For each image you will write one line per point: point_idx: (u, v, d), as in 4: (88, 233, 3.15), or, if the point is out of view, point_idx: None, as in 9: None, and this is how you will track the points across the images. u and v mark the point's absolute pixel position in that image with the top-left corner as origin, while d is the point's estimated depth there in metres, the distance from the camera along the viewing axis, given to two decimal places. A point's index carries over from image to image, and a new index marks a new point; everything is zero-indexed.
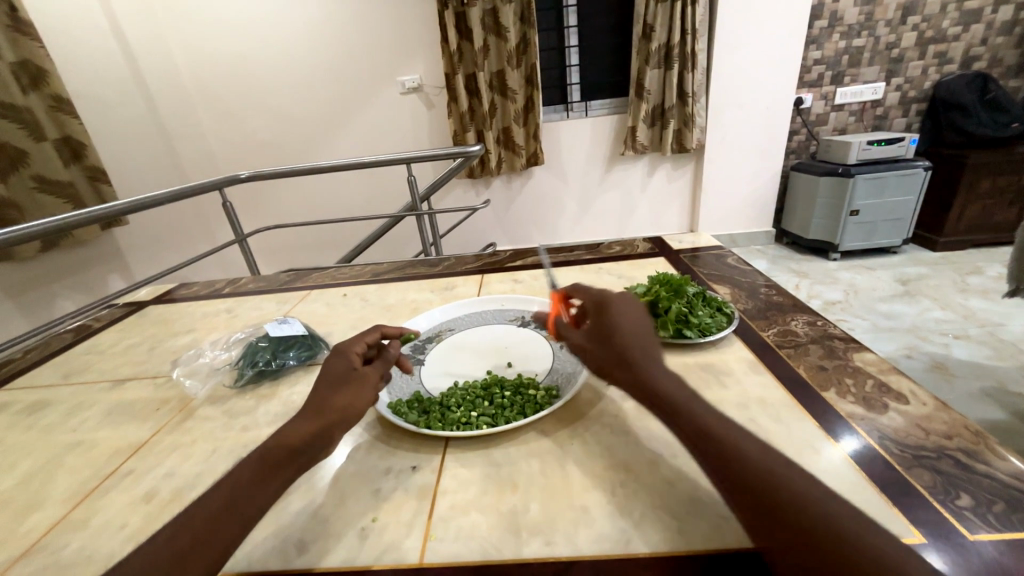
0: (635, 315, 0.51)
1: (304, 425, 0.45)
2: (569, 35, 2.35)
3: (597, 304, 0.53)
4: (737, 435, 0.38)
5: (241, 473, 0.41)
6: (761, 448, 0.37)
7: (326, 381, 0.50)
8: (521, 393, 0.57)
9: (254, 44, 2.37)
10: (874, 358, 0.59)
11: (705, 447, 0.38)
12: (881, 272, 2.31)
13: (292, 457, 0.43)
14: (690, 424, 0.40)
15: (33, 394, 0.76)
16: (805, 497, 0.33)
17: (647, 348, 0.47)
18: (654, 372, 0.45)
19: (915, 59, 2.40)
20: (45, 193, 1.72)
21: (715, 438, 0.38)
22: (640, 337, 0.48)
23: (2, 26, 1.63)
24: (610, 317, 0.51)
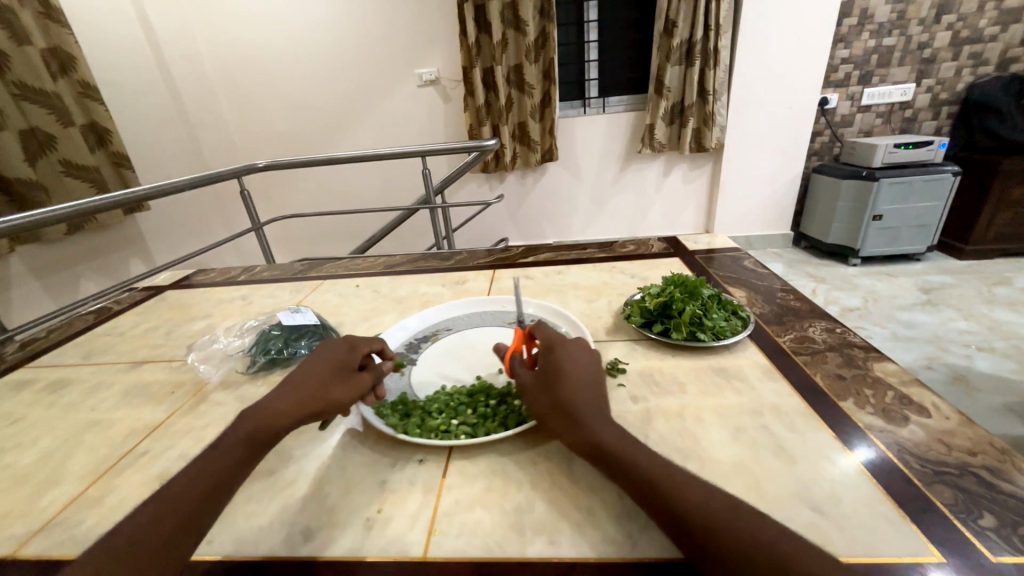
0: (586, 363, 0.50)
1: (292, 411, 0.46)
2: (590, 29, 2.31)
3: (546, 347, 0.53)
4: (686, 485, 0.37)
5: (223, 452, 0.42)
6: (712, 497, 0.36)
7: (329, 369, 0.51)
8: (506, 402, 0.55)
9: (275, 34, 2.39)
10: (895, 368, 0.57)
11: (659, 507, 0.37)
12: (902, 280, 2.25)
13: (271, 439, 0.45)
14: (639, 483, 0.39)
15: (55, 373, 0.78)
16: (764, 549, 0.32)
17: (595, 397, 0.46)
18: (602, 424, 0.44)
19: (948, 60, 2.31)
20: (73, 177, 1.76)
21: (664, 488, 0.37)
22: (588, 385, 0.47)
23: (35, 13, 1.67)
24: (559, 362, 0.50)
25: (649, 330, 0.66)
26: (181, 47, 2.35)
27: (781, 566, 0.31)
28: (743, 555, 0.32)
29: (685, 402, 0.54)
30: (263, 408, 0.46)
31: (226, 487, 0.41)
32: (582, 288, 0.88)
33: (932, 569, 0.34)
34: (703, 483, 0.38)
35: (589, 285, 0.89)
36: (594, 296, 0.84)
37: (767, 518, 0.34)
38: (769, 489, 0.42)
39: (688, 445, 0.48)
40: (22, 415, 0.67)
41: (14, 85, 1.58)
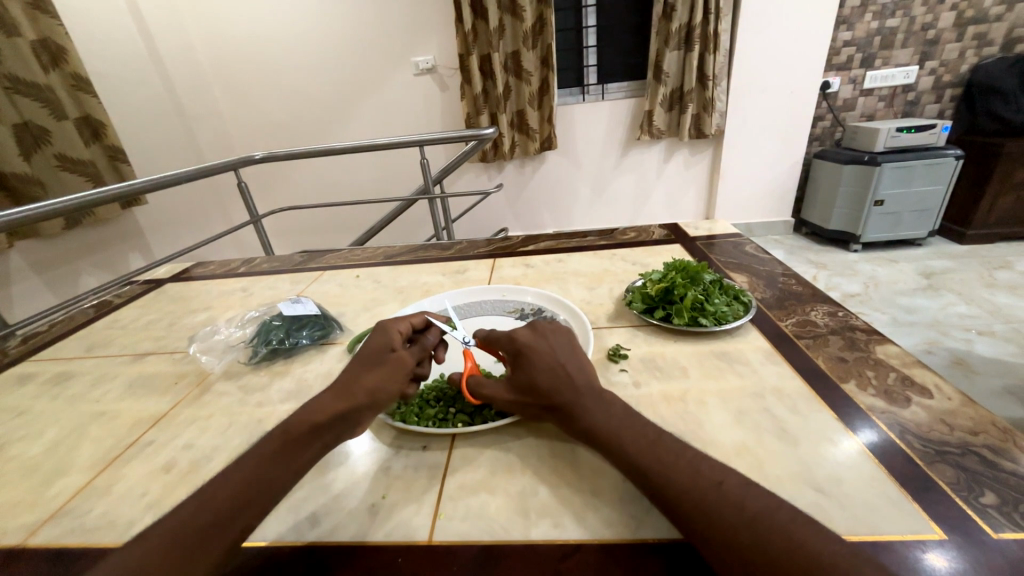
0: (556, 352, 0.49)
1: (331, 402, 0.45)
2: (587, 14, 2.28)
3: (510, 351, 0.50)
4: (677, 464, 0.38)
5: (264, 450, 0.42)
6: (702, 475, 0.36)
7: (363, 359, 0.49)
8: None
9: (268, 24, 2.35)
10: (897, 350, 0.57)
11: (651, 489, 0.37)
12: (904, 265, 2.25)
13: (307, 434, 0.43)
14: (631, 465, 0.39)
15: (58, 365, 0.79)
16: (754, 526, 0.32)
17: (580, 385, 0.46)
18: (593, 410, 0.44)
19: (951, 41, 2.28)
20: (69, 171, 1.75)
21: (655, 469, 0.38)
22: (565, 376, 0.46)
23: (23, 4, 1.64)
24: (529, 367, 0.48)
25: (651, 316, 0.66)
26: (173, 38, 2.32)
27: (770, 542, 0.31)
28: (732, 533, 0.32)
29: (687, 387, 0.54)
30: (308, 406, 0.45)
31: (270, 485, 0.40)
32: (583, 275, 0.87)
33: (934, 546, 0.34)
34: (695, 459, 0.38)
35: (590, 272, 0.88)
36: (595, 284, 0.83)
37: (759, 493, 0.34)
38: (771, 469, 0.42)
39: (690, 428, 0.48)
40: (27, 407, 0.68)
41: (6, 78, 1.56)
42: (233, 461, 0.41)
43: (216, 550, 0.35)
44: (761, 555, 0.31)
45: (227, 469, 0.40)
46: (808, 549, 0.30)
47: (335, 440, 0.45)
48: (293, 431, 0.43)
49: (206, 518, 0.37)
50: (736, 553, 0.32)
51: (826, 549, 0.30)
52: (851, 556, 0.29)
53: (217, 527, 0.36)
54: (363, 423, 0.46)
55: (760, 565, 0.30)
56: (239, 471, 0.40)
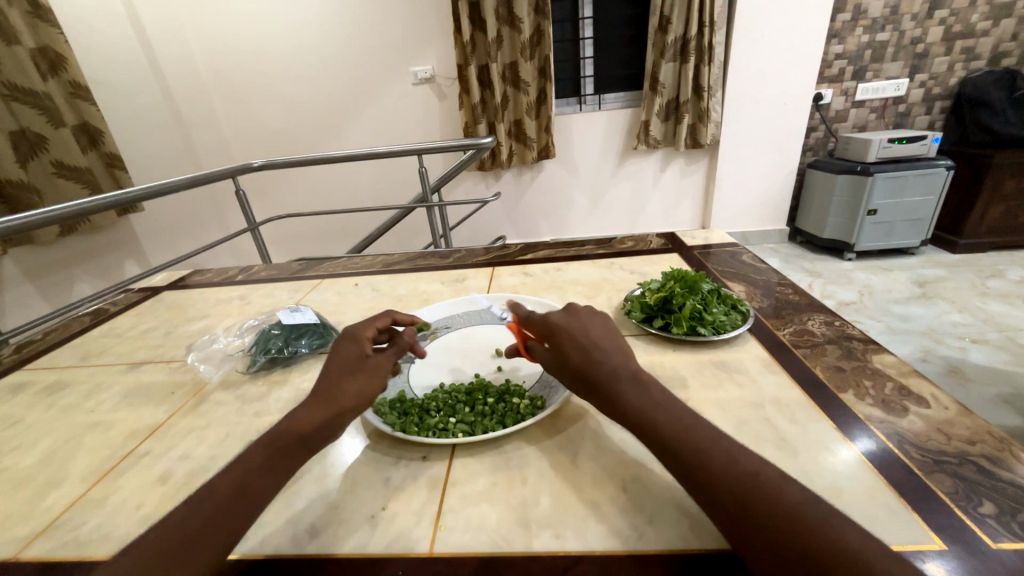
0: (588, 331, 0.50)
1: (314, 411, 0.46)
2: (584, 26, 2.31)
3: (546, 333, 0.52)
4: (714, 452, 0.38)
5: (254, 458, 0.42)
6: (739, 466, 0.36)
7: (336, 367, 0.50)
8: (504, 400, 0.55)
9: (269, 34, 2.37)
10: (894, 359, 0.57)
11: (684, 474, 0.38)
12: (898, 274, 2.27)
13: (296, 442, 0.43)
14: (664, 452, 0.39)
15: (53, 374, 0.78)
16: (792, 519, 0.32)
17: (615, 364, 0.46)
18: (628, 391, 0.44)
19: (941, 55, 2.33)
20: (65, 178, 1.74)
21: (694, 458, 0.38)
22: (598, 353, 0.47)
23: (23, 12, 1.65)
24: (564, 348, 0.49)
25: (650, 325, 0.67)
26: (172, 46, 2.33)
27: (810, 536, 0.31)
28: (770, 524, 0.33)
29: (687, 396, 0.55)
30: (293, 415, 0.46)
31: (259, 492, 0.40)
32: (581, 284, 0.88)
33: (934, 555, 0.34)
34: (732, 450, 0.38)
35: (589, 281, 0.89)
36: (594, 293, 0.84)
37: (795, 487, 0.35)
38: None
39: None
40: (20, 417, 0.67)
41: (4, 85, 1.57)
42: (224, 469, 0.41)
43: (209, 553, 0.35)
44: (799, 547, 0.31)
45: (215, 478, 0.40)
46: (845, 545, 0.30)
47: (323, 446, 0.45)
48: (281, 439, 0.43)
49: (197, 524, 0.37)
50: (772, 543, 0.32)
51: (864, 547, 0.30)
52: (887, 556, 0.30)
53: (209, 533, 0.36)
54: (349, 428, 0.47)
55: (798, 556, 0.31)
56: (228, 479, 0.40)
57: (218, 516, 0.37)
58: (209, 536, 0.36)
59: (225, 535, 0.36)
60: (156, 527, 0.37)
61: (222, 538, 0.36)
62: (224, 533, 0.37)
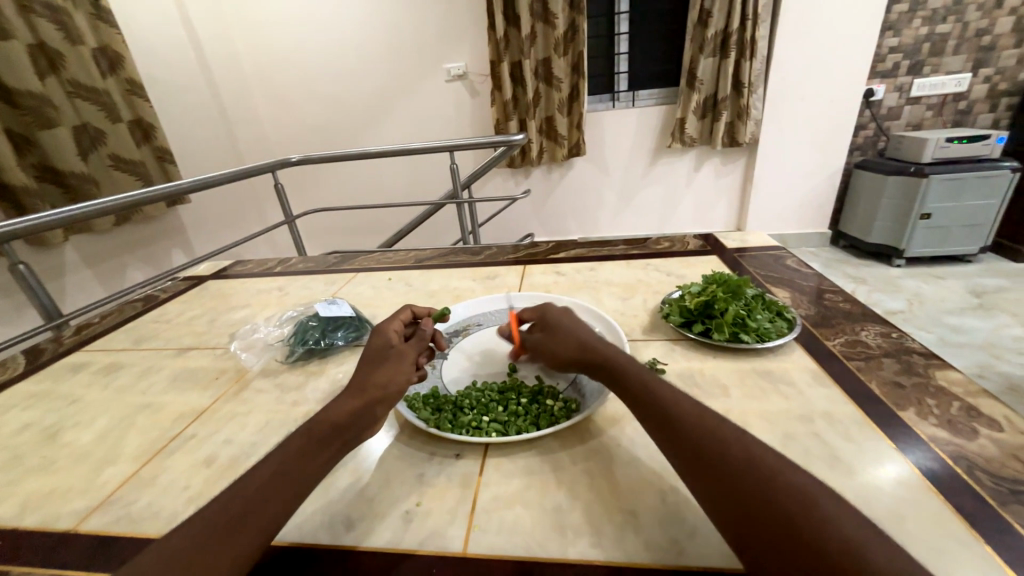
0: (581, 325, 0.54)
1: (349, 401, 0.47)
2: (620, 21, 2.26)
3: (542, 325, 0.56)
4: (725, 434, 0.38)
5: (292, 448, 0.42)
6: (790, 472, 0.34)
7: (365, 358, 0.52)
8: (538, 401, 0.54)
9: (307, 32, 2.44)
10: (959, 377, 0.53)
11: (701, 445, 0.37)
12: (952, 282, 2.12)
13: (331, 433, 0.44)
14: (670, 429, 0.40)
15: (108, 356, 0.83)
16: (789, 493, 0.32)
17: (610, 349, 0.50)
18: (629, 368, 0.47)
19: (1009, 48, 2.16)
20: (121, 171, 1.85)
21: (740, 455, 0.35)
22: (594, 342, 0.51)
23: (86, 14, 1.75)
24: (558, 335, 0.53)
25: (688, 330, 0.65)
26: (217, 45, 2.42)
27: (806, 511, 0.31)
28: (766, 496, 0.32)
29: (728, 406, 0.52)
30: (329, 406, 0.46)
31: (299, 481, 0.40)
32: (615, 285, 0.86)
33: None
34: (776, 454, 0.36)
35: (622, 282, 0.87)
36: (629, 294, 0.82)
37: (797, 469, 0.34)
38: None
39: None
40: (79, 395, 0.71)
41: (69, 83, 1.67)
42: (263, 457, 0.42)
43: (249, 541, 0.36)
44: (793, 525, 0.30)
45: (256, 465, 0.41)
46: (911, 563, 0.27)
47: (356, 438, 0.46)
48: (317, 429, 0.44)
49: (237, 510, 0.37)
50: (765, 515, 0.32)
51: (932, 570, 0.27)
52: None
53: (249, 519, 0.37)
54: (381, 419, 0.48)
55: (790, 533, 0.30)
56: (266, 467, 0.41)
57: (255, 504, 0.38)
58: (246, 525, 0.36)
59: (264, 523, 0.37)
60: (199, 511, 0.38)
61: (258, 529, 0.36)
62: (261, 522, 0.37)
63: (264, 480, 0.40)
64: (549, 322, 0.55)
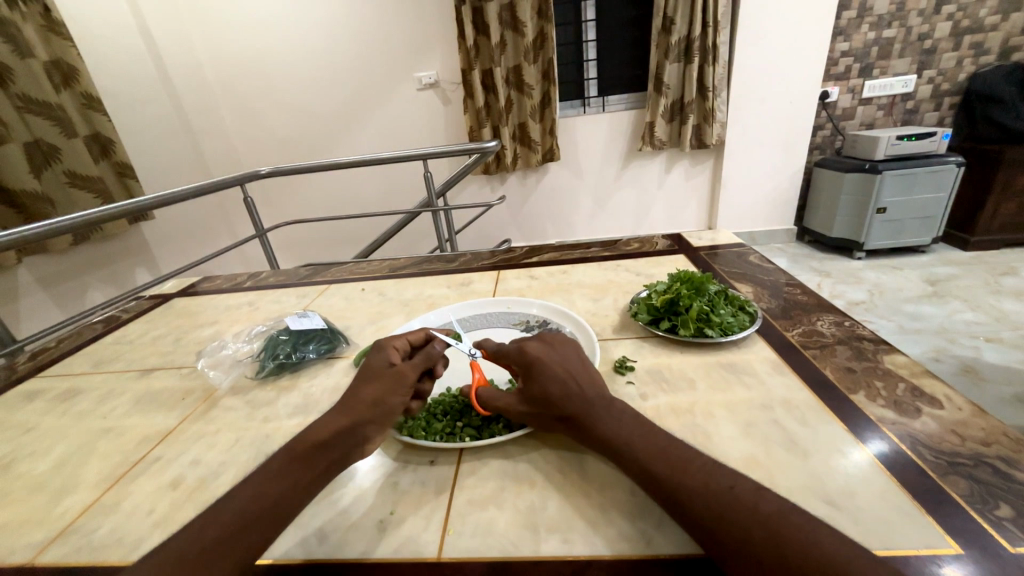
0: (565, 362, 0.50)
1: (335, 420, 0.46)
2: (587, 28, 2.32)
3: (522, 364, 0.51)
4: (683, 470, 0.38)
5: (275, 467, 0.42)
6: (744, 502, 0.35)
7: (361, 377, 0.51)
8: None
9: (274, 42, 2.40)
10: (905, 360, 0.57)
11: (662, 489, 0.38)
12: (908, 272, 2.24)
13: (315, 452, 0.43)
14: (644, 473, 0.40)
15: (67, 381, 0.79)
16: (766, 524, 0.33)
17: (590, 395, 0.47)
18: (606, 419, 0.44)
19: (949, 51, 2.30)
20: (78, 188, 1.78)
21: (696, 494, 0.36)
22: (576, 388, 0.47)
23: (36, 27, 1.69)
24: (541, 379, 0.48)
25: (656, 327, 0.66)
26: (179, 57, 2.37)
27: (783, 539, 0.32)
28: (743, 531, 0.33)
29: (694, 398, 0.54)
30: (317, 424, 0.46)
31: (282, 501, 0.40)
32: (587, 286, 0.88)
33: (949, 559, 0.34)
34: (731, 484, 0.36)
35: (594, 284, 0.89)
36: (600, 295, 0.84)
37: (754, 496, 0.35)
38: (782, 481, 0.42)
39: (698, 443, 0.48)
40: (35, 424, 0.68)
41: (19, 98, 1.60)
42: (245, 478, 0.42)
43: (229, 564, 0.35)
44: (775, 557, 0.31)
45: (236, 488, 0.41)
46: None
47: (345, 459, 0.45)
48: (301, 448, 0.44)
49: (217, 533, 0.37)
50: (754, 557, 0.32)
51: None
52: None
53: (230, 542, 0.37)
54: (371, 440, 0.46)
55: (771, 565, 0.31)
56: (248, 487, 0.41)
57: (236, 527, 0.37)
58: (227, 548, 0.36)
59: (245, 544, 0.37)
60: (177, 535, 0.37)
61: (239, 552, 0.36)
62: (243, 544, 0.37)
63: (243, 502, 0.39)
64: (526, 360, 0.51)
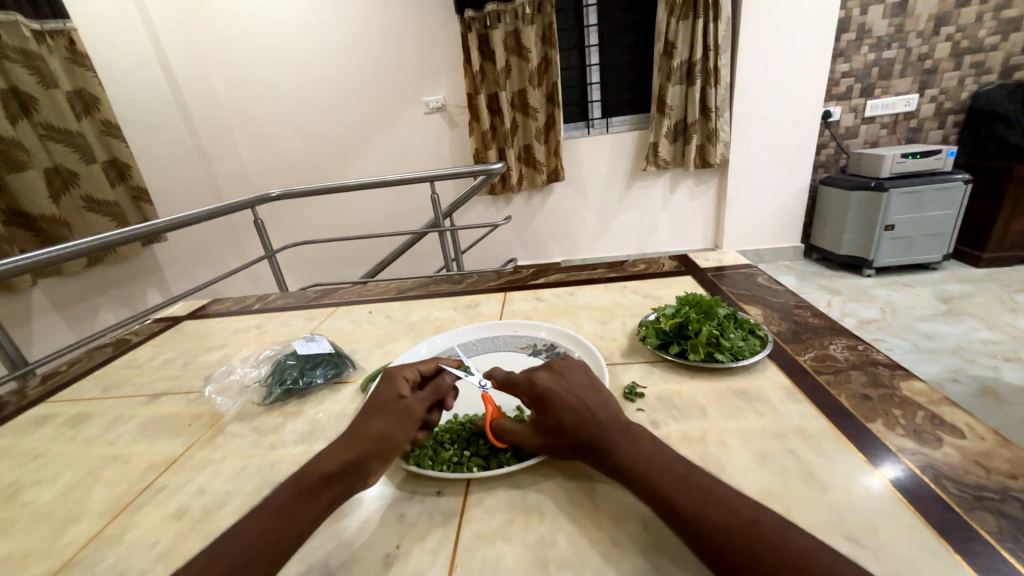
0: (577, 392, 0.49)
1: (342, 451, 0.46)
2: (590, 53, 2.37)
3: (532, 396, 0.49)
4: (704, 502, 0.37)
5: (281, 500, 0.42)
6: (769, 540, 0.34)
7: (370, 407, 0.51)
8: None
9: (287, 70, 2.49)
10: (923, 386, 0.55)
11: (682, 520, 0.37)
12: (920, 290, 2.21)
13: (321, 484, 0.43)
14: (662, 502, 0.39)
15: (75, 407, 0.79)
16: (794, 561, 0.32)
17: (607, 423, 0.46)
18: (624, 447, 0.44)
19: (950, 70, 2.32)
20: (95, 213, 1.82)
21: (719, 528, 0.35)
22: (590, 416, 0.46)
23: (61, 58, 1.76)
24: (554, 412, 0.47)
25: (666, 352, 0.66)
26: (196, 85, 2.45)
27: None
28: (769, 568, 0.32)
29: (706, 426, 0.53)
30: (322, 456, 0.46)
31: (285, 535, 0.39)
32: (594, 309, 0.87)
33: None
34: (754, 518, 0.35)
35: (601, 306, 0.88)
36: (608, 318, 0.83)
37: (781, 531, 0.34)
38: (799, 515, 0.41)
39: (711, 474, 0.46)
40: (42, 450, 0.68)
41: (41, 126, 1.66)
42: (251, 509, 0.42)
43: None
44: None
45: (241, 520, 0.41)
46: None
47: (350, 491, 0.44)
48: (307, 479, 0.43)
49: (220, 569, 0.36)
50: None
51: None
52: None
53: None
54: (375, 473, 0.46)
55: None
56: (253, 520, 0.40)
57: (239, 564, 0.37)
58: None
59: None
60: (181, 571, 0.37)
61: None
62: None
63: (248, 537, 0.39)
64: (535, 392, 0.49)
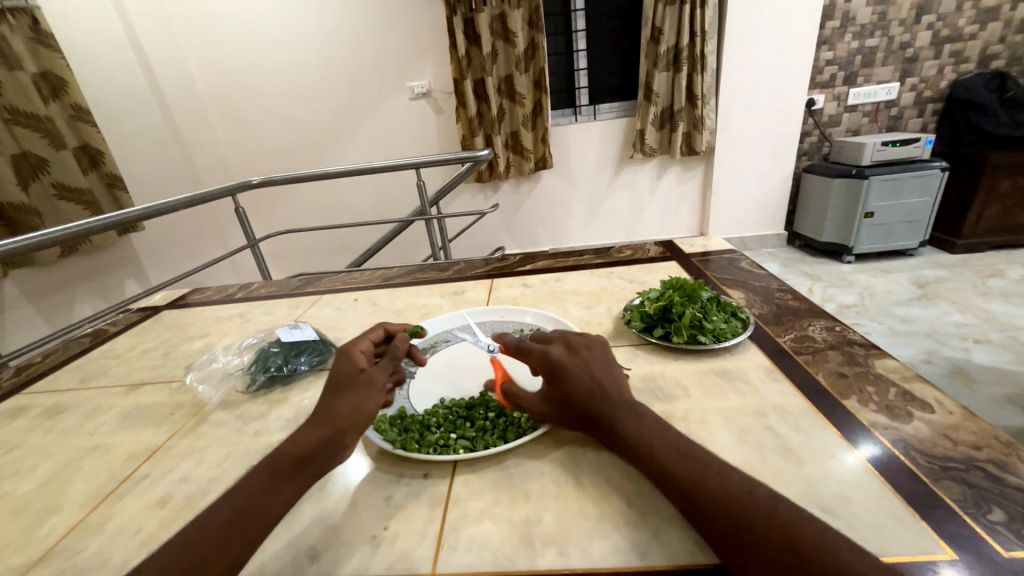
0: (591, 368, 0.49)
1: (314, 430, 0.46)
2: (577, 38, 2.35)
3: (545, 368, 0.50)
4: (703, 475, 0.38)
5: (256, 482, 0.42)
6: (762, 510, 0.35)
7: (333, 384, 0.50)
8: (505, 415, 0.55)
9: (266, 53, 2.41)
10: (895, 364, 0.57)
11: (680, 494, 0.38)
12: (897, 275, 2.27)
13: (296, 464, 0.43)
14: (662, 476, 0.40)
15: (52, 398, 0.78)
16: (785, 529, 0.33)
17: (615, 398, 0.46)
18: (628, 424, 0.44)
19: (930, 59, 2.36)
20: (65, 200, 1.76)
21: (715, 499, 0.36)
22: (600, 390, 0.47)
23: (25, 38, 1.68)
24: (565, 384, 0.48)
25: (650, 334, 0.67)
26: (172, 69, 2.36)
27: (799, 546, 0.32)
28: (758, 536, 0.33)
29: (689, 406, 0.54)
30: (294, 437, 0.46)
31: (262, 515, 0.40)
32: (581, 294, 0.88)
33: (946, 566, 0.34)
34: (750, 490, 0.36)
35: (588, 291, 0.89)
36: (594, 303, 0.84)
37: (774, 502, 0.35)
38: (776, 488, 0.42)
39: None
40: (18, 442, 0.67)
41: (6, 109, 1.59)
42: (226, 491, 0.42)
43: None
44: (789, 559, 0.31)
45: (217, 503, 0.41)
46: None
47: (325, 469, 0.45)
48: (282, 461, 0.43)
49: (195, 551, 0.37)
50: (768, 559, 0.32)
51: None
52: None
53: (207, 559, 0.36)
54: (352, 447, 0.46)
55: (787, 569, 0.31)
56: (229, 503, 0.40)
57: (214, 545, 0.37)
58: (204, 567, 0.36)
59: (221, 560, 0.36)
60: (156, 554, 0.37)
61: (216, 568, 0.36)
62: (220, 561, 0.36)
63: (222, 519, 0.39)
64: (547, 364, 0.50)
